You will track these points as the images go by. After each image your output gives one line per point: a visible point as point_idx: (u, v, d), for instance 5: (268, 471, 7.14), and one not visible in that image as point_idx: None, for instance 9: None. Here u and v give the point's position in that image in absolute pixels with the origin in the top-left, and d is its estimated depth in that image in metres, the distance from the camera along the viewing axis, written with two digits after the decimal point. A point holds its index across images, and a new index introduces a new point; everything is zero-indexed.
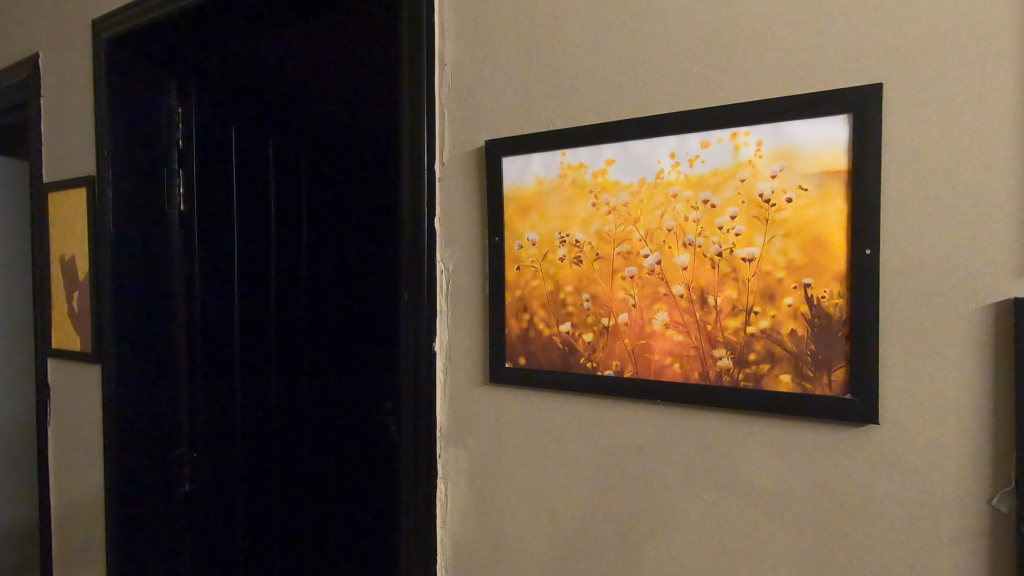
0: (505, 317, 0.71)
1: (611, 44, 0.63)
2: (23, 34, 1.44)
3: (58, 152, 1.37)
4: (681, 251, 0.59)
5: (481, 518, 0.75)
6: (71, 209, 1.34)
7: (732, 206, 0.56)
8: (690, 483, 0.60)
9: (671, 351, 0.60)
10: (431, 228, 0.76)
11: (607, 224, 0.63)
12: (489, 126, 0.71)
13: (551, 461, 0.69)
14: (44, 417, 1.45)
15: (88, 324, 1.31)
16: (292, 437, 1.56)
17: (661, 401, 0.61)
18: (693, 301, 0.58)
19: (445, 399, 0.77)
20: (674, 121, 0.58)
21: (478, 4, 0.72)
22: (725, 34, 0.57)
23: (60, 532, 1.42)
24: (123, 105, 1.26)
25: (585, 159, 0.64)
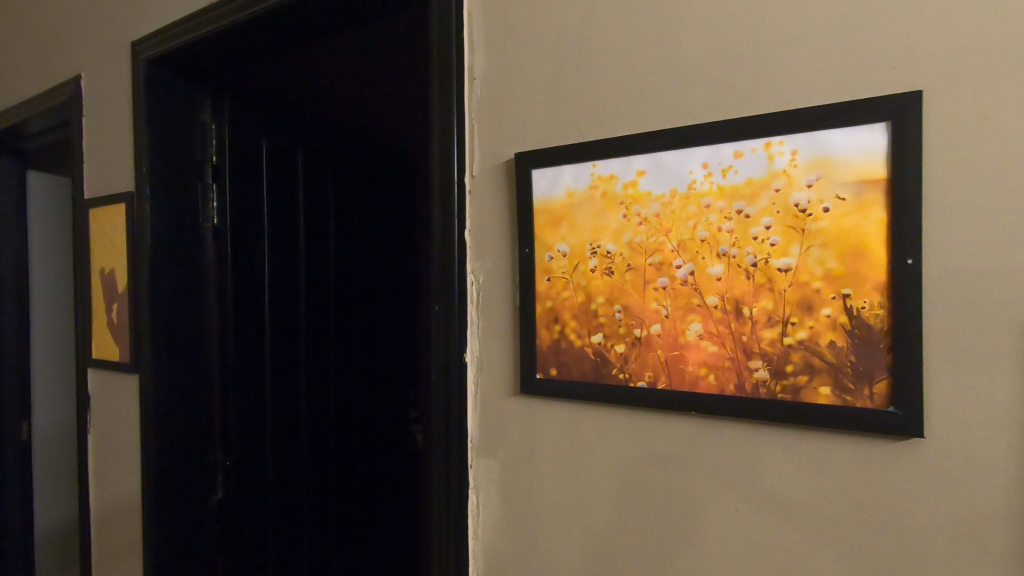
0: (536, 328, 0.71)
1: (640, 57, 0.63)
2: (66, 55, 1.50)
3: (98, 168, 1.42)
4: (714, 261, 0.58)
5: (513, 527, 0.75)
6: (111, 222, 1.39)
7: (767, 216, 0.55)
8: (725, 494, 0.60)
9: (705, 362, 0.59)
10: (462, 240, 0.77)
11: (638, 235, 0.63)
12: (518, 139, 0.72)
13: (583, 471, 0.69)
14: (84, 423, 1.49)
15: (126, 333, 1.35)
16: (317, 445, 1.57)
17: (695, 413, 0.60)
18: (727, 311, 0.58)
19: (476, 409, 0.77)
20: (707, 132, 0.58)
21: (506, 20, 0.73)
22: (756, 44, 0.57)
23: (98, 533, 1.46)
24: (162, 122, 1.30)
25: (615, 170, 0.64)
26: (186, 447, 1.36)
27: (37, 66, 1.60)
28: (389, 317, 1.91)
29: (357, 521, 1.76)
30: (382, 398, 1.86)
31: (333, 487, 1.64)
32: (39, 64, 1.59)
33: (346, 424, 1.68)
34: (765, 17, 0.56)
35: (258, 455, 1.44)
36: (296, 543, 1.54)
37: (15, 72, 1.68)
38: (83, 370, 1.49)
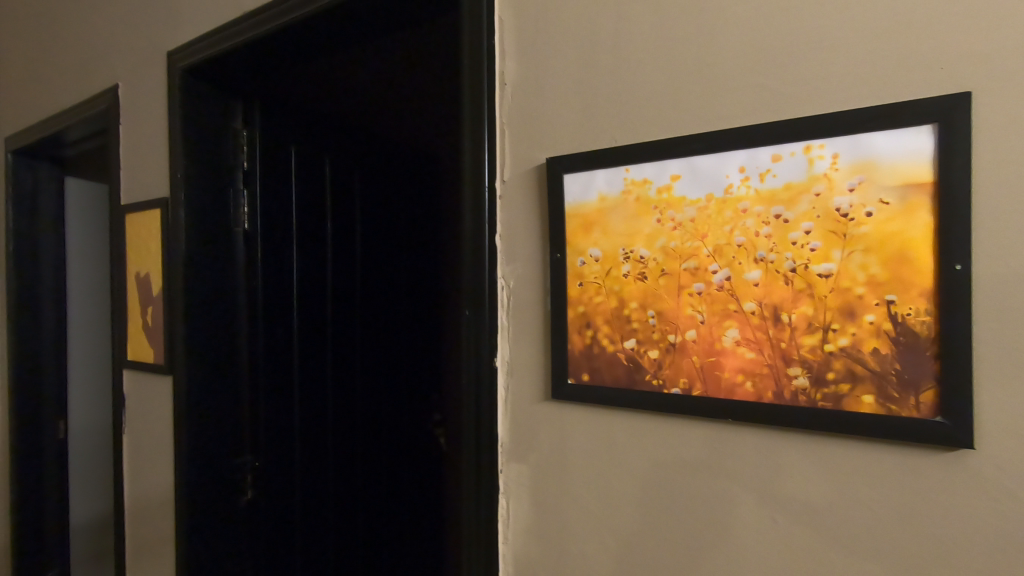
0: (568, 333, 0.71)
1: (674, 61, 0.63)
2: (104, 65, 1.55)
3: (135, 175, 1.46)
4: (752, 267, 0.57)
5: (544, 533, 0.74)
6: (147, 227, 1.42)
7: (807, 221, 0.54)
8: (763, 504, 0.59)
9: (742, 368, 0.59)
10: (493, 245, 0.77)
11: (672, 240, 0.62)
12: (550, 145, 0.72)
13: (615, 478, 0.68)
14: (120, 423, 1.53)
15: (161, 335, 1.38)
16: (345, 444, 1.59)
17: (731, 421, 0.60)
18: (765, 318, 0.57)
19: (507, 413, 0.77)
20: (744, 137, 0.58)
21: (538, 25, 0.73)
22: (794, 45, 0.56)
23: (133, 530, 1.49)
24: (196, 129, 1.33)
25: (649, 175, 0.64)
26: (215, 446, 1.38)
27: (78, 75, 1.65)
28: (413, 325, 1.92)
29: (382, 528, 1.78)
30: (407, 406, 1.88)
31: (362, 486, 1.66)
32: (79, 75, 1.64)
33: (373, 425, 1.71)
34: (804, 18, 0.55)
35: (287, 457, 1.46)
36: (324, 541, 1.55)
37: (56, 82, 1.73)
38: (121, 371, 1.52)
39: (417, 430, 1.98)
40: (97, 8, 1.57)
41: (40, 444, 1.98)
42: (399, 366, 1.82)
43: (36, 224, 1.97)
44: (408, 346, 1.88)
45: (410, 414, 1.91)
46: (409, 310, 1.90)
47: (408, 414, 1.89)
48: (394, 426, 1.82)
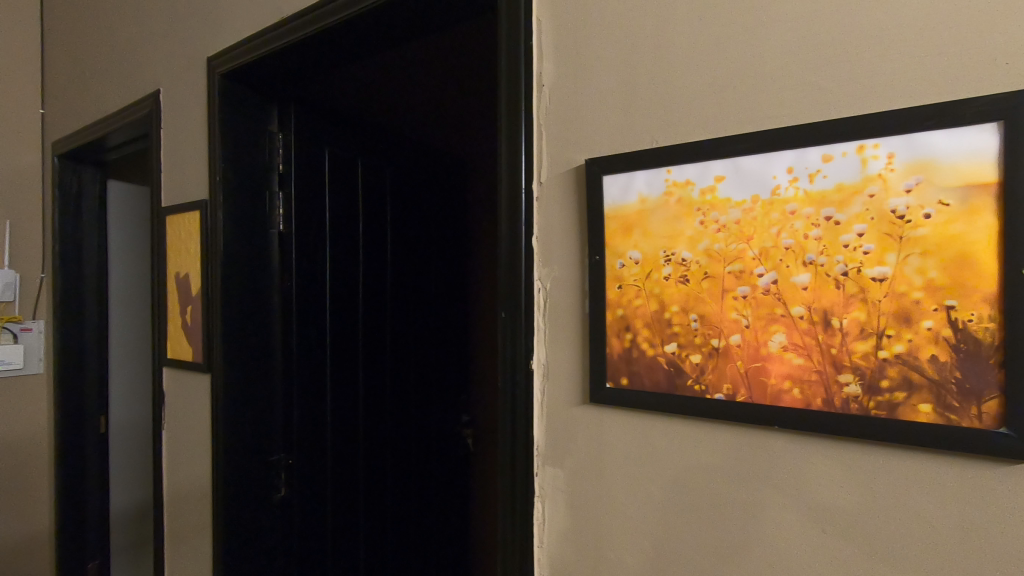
0: (606, 336, 0.70)
1: (719, 60, 0.62)
2: (146, 72, 1.59)
3: (175, 178, 1.50)
4: (801, 270, 0.56)
5: (580, 538, 0.74)
6: (186, 229, 1.45)
7: (860, 223, 0.53)
8: (811, 515, 0.57)
9: (789, 375, 0.57)
10: (529, 246, 0.77)
11: (716, 242, 0.61)
12: (588, 146, 0.72)
13: (654, 483, 0.67)
14: (160, 419, 1.57)
15: (198, 335, 1.41)
16: (373, 434, 1.66)
17: (778, 428, 0.58)
18: (814, 323, 0.55)
19: (543, 416, 0.77)
20: (794, 136, 0.56)
21: (577, 25, 0.73)
22: (847, 42, 0.54)
23: (171, 524, 1.53)
24: (235, 133, 1.35)
25: (692, 176, 0.63)
26: (249, 444, 1.39)
27: (120, 81, 1.70)
28: (437, 326, 1.99)
29: (408, 520, 1.83)
30: (431, 404, 1.95)
31: (388, 476, 1.72)
32: (122, 81, 1.69)
33: (400, 418, 1.77)
34: (859, 14, 0.54)
35: (319, 452, 1.49)
36: (353, 532, 1.59)
37: (99, 89, 1.80)
38: (159, 370, 1.57)
39: (440, 429, 2.04)
40: (138, 17, 1.62)
41: (83, 439, 2.05)
42: (423, 361, 1.89)
43: (80, 226, 2.05)
44: (432, 345, 1.96)
45: (433, 412, 1.98)
46: (434, 311, 1.97)
47: (432, 412, 1.96)
48: (418, 423, 1.88)
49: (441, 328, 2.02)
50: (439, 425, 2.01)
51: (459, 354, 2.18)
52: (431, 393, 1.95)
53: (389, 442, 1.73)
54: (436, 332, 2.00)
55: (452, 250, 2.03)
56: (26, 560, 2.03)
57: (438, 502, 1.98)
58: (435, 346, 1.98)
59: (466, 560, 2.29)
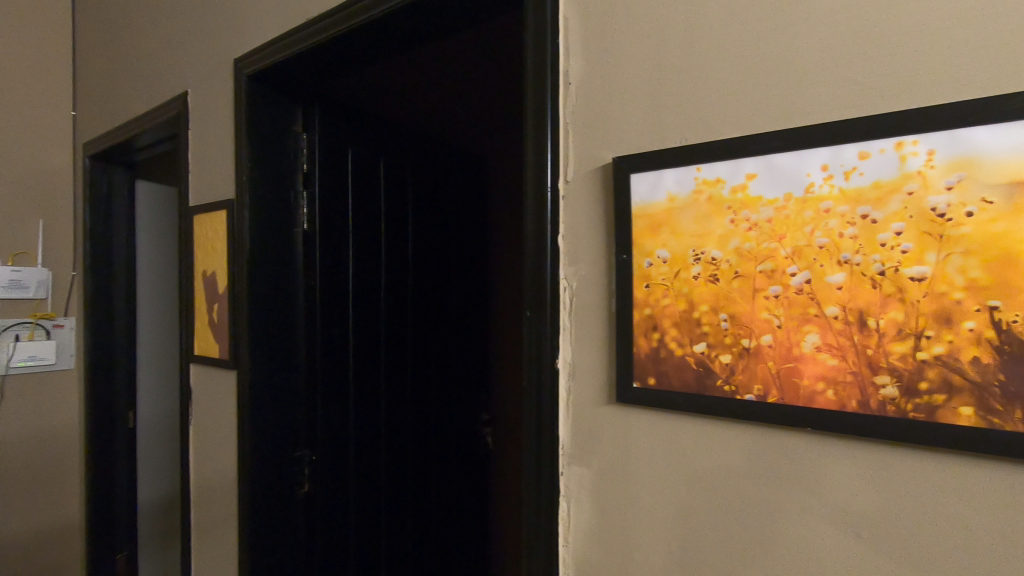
0: (633, 335, 0.69)
1: (749, 56, 0.61)
2: (175, 74, 1.62)
3: (203, 178, 1.53)
4: (835, 270, 0.55)
5: (606, 538, 0.73)
6: (212, 228, 1.48)
7: (898, 221, 0.52)
8: (844, 519, 0.56)
9: (823, 375, 0.56)
10: (555, 245, 0.76)
11: (747, 241, 0.60)
12: (615, 145, 0.71)
13: (682, 484, 0.66)
14: (187, 415, 1.60)
15: (224, 332, 1.43)
16: (395, 432, 1.68)
17: (810, 429, 0.57)
18: (849, 322, 0.54)
19: (568, 416, 0.76)
20: (828, 132, 0.55)
21: (604, 22, 0.72)
22: (882, 36, 0.53)
23: (197, 518, 1.56)
24: (261, 133, 1.37)
25: (722, 174, 0.62)
26: (274, 441, 1.40)
27: (149, 83, 1.74)
28: (458, 325, 2.00)
29: (429, 517, 1.84)
30: (451, 403, 1.96)
31: (410, 474, 1.73)
32: (151, 83, 1.73)
33: (421, 416, 1.79)
34: (896, 9, 0.53)
35: (343, 448, 1.51)
36: (376, 529, 1.61)
37: (129, 91, 1.84)
38: (187, 366, 1.60)
39: (460, 429, 2.05)
40: (168, 21, 1.65)
41: (112, 432, 2.10)
42: (444, 359, 1.91)
43: (109, 226, 2.10)
44: (453, 344, 1.97)
45: (452, 411, 2.00)
46: (455, 310, 1.98)
47: (452, 411, 1.97)
48: (439, 421, 1.90)
49: (461, 328, 2.03)
50: (459, 423, 2.03)
51: (479, 354, 2.19)
52: (451, 392, 1.96)
53: (411, 439, 1.74)
54: (457, 331, 2.01)
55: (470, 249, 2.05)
56: (57, 550, 2.08)
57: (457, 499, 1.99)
58: (456, 346, 1.99)
59: (485, 559, 2.29)
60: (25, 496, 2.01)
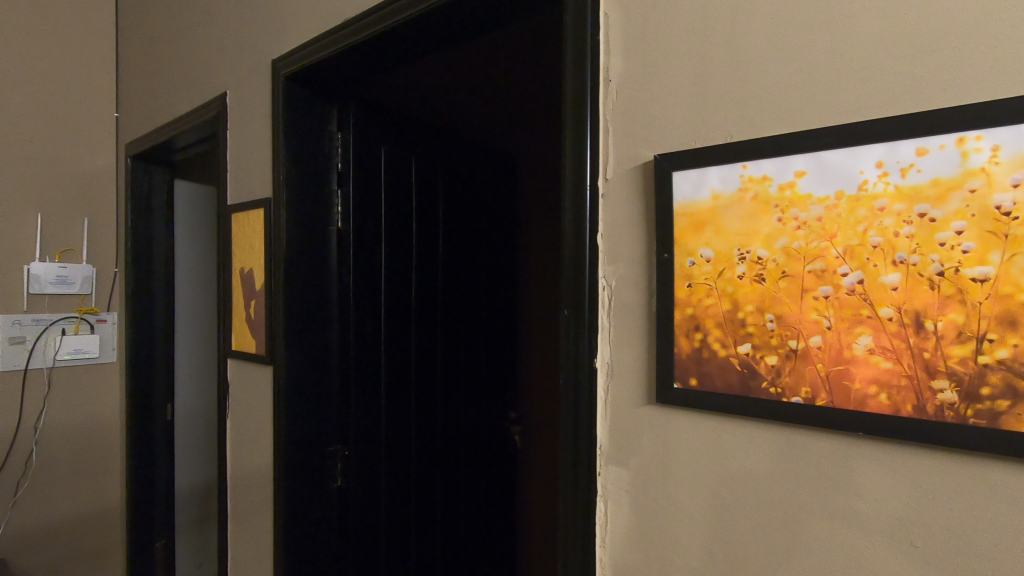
0: (674, 335, 0.68)
1: (797, 52, 0.60)
2: (215, 76, 1.66)
3: (241, 178, 1.56)
4: (890, 270, 0.53)
5: (644, 540, 0.72)
6: (250, 227, 1.51)
7: (959, 220, 0.50)
8: (897, 527, 0.54)
9: (875, 379, 0.55)
10: (593, 243, 0.76)
11: (795, 240, 0.59)
12: (656, 143, 0.70)
13: (724, 486, 0.65)
14: (224, 409, 1.63)
15: (260, 328, 1.46)
16: (425, 430, 1.70)
17: (860, 433, 0.56)
18: (904, 324, 0.53)
19: (606, 416, 0.76)
20: (883, 129, 0.53)
21: (645, 18, 0.72)
22: (939, 29, 0.52)
23: (234, 509, 1.59)
24: (297, 132, 1.39)
25: (770, 171, 0.61)
26: (309, 436, 1.42)
27: (189, 85, 1.78)
28: (487, 324, 2.01)
29: (456, 515, 1.85)
30: (479, 401, 1.97)
31: (438, 470, 1.75)
32: (191, 86, 1.77)
33: (450, 414, 1.80)
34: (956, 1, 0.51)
35: (373, 444, 1.52)
36: (405, 525, 1.63)
37: (168, 93, 1.89)
38: (224, 362, 1.64)
39: (489, 426, 2.06)
40: (208, 25, 1.69)
41: (151, 424, 2.17)
42: (473, 357, 1.92)
43: (150, 223, 2.16)
44: (482, 343, 1.97)
45: (482, 410, 2.00)
46: (484, 309, 1.99)
47: (481, 409, 1.98)
48: (467, 419, 1.90)
49: (490, 326, 2.04)
50: (487, 422, 2.04)
51: (507, 352, 2.20)
52: (479, 390, 1.97)
53: (441, 437, 1.76)
54: (486, 330, 2.01)
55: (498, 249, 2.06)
56: (99, 537, 2.15)
57: (483, 497, 2.00)
58: (485, 344, 2.00)
59: (512, 557, 2.30)
60: (70, 483, 2.08)
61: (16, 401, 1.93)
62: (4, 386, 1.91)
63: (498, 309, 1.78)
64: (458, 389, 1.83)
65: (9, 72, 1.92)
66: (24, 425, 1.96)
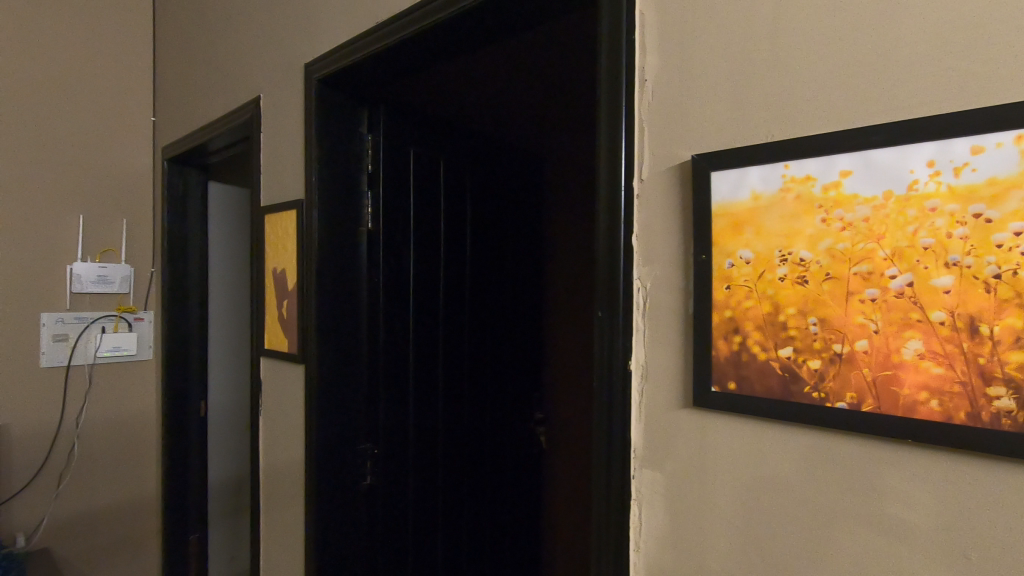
0: (712, 338, 0.67)
1: (840, 51, 0.58)
2: (249, 81, 1.70)
3: (274, 180, 1.59)
4: (942, 272, 0.52)
5: (680, 545, 0.71)
6: (283, 227, 1.53)
7: (1017, 220, 0.48)
8: (948, 538, 0.52)
9: (926, 385, 0.53)
10: (628, 244, 0.75)
11: (841, 241, 0.58)
12: (693, 143, 0.69)
13: (764, 492, 0.63)
14: (258, 405, 1.67)
15: (293, 328, 1.48)
16: (455, 427, 1.71)
17: (909, 441, 0.54)
18: (958, 329, 0.51)
19: (641, 419, 0.75)
20: (934, 127, 0.52)
21: (682, 17, 0.71)
22: (992, 26, 0.50)
23: (267, 504, 1.62)
24: (329, 134, 1.41)
25: (814, 171, 0.59)
26: (340, 433, 1.43)
27: (224, 89, 1.82)
28: (514, 323, 2.02)
29: (483, 513, 1.86)
30: (506, 400, 1.97)
31: (465, 467, 1.76)
32: (226, 90, 1.82)
33: (478, 411, 1.81)
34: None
35: (402, 441, 1.54)
36: (433, 520, 1.64)
37: (204, 98, 1.94)
38: (257, 360, 1.67)
39: (516, 427, 2.06)
40: (243, 31, 1.73)
41: (186, 420, 2.23)
42: (501, 355, 1.92)
43: (185, 225, 2.22)
44: (509, 343, 1.98)
45: (509, 409, 2.00)
46: (512, 308, 1.99)
47: (508, 409, 1.99)
48: (494, 417, 1.91)
49: (518, 326, 2.04)
50: (514, 420, 2.04)
51: (534, 353, 2.20)
52: (506, 389, 1.97)
53: (469, 434, 1.77)
54: (514, 329, 2.02)
55: (523, 249, 2.07)
56: (137, 529, 2.22)
57: (509, 497, 2.01)
58: (512, 342, 2.00)
59: (539, 555, 2.31)
60: (109, 477, 2.15)
61: (59, 396, 2.00)
62: (48, 383, 1.98)
63: (523, 307, 1.79)
64: (485, 387, 1.84)
65: (53, 80, 1.99)
66: (66, 419, 2.03)
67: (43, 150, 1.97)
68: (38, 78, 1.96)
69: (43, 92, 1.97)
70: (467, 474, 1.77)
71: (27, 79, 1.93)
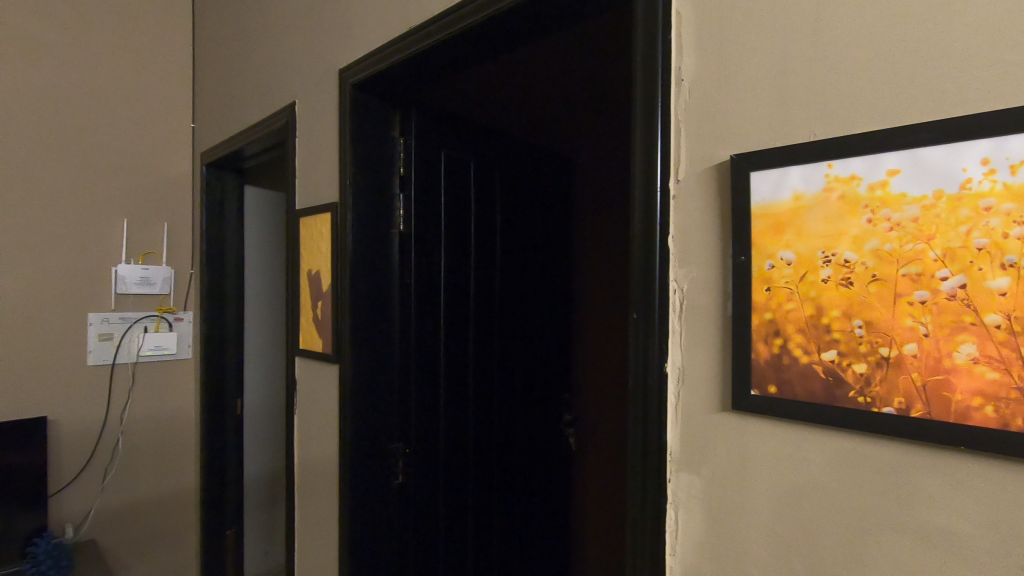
0: (752, 340, 0.66)
1: (884, 47, 0.57)
2: (284, 87, 1.74)
3: (309, 183, 1.62)
4: (997, 273, 0.50)
5: (718, 551, 0.70)
6: (317, 230, 1.56)
7: None
8: (1005, 549, 0.50)
9: (980, 390, 0.51)
10: (664, 245, 0.75)
11: (888, 242, 0.56)
12: (731, 143, 0.68)
13: (807, 498, 0.62)
14: (293, 404, 1.70)
15: (327, 328, 1.51)
16: (485, 427, 1.72)
17: (961, 448, 0.52)
18: (1016, 333, 0.49)
19: (677, 421, 0.74)
20: (988, 124, 0.50)
21: (719, 17, 0.70)
22: None
23: (301, 501, 1.65)
24: (363, 138, 1.43)
25: (859, 171, 0.58)
26: (373, 431, 1.45)
27: (261, 95, 1.87)
28: (544, 324, 2.02)
29: (513, 512, 1.86)
30: (536, 400, 1.98)
31: (495, 466, 1.76)
32: (262, 96, 1.86)
33: (507, 411, 1.81)
34: None
35: (432, 439, 1.56)
36: (463, 518, 1.66)
37: (241, 104, 1.99)
38: (292, 360, 1.71)
39: (545, 428, 2.06)
40: (279, 39, 1.77)
41: (223, 417, 2.29)
42: (530, 356, 1.92)
43: (223, 228, 2.29)
44: (540, 345, 1.98)
45: (539, 409, 2.00)
46: (542, 309, 2.00)
47: (537, 410, 1.99)
48: (524, 417, 1.91)
49: (548, 327, 2.05)
50: (543, 421, 2.03)
51: (564, 353, 2.20)
52: (536, 389, 1.97)
53: (499, 433, 1.78)
54: (544, 329, 2.02)
55: (552, 250, 2.07)
56: (177, 522, 2.29)
57: (538, 498, 2.01)
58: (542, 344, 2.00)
59: (567, 555, 2.31)
60: (151, 471, 2.23)
61: (104, 393, 2.08)
62: (94, 380, 2.06)
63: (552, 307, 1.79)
64: (515, 387, 1.84)
65: (99, 89, 2.07)
66: (111, 415, 2.11)
67: (90, 156, 2.05)
68: (85, 88, 2.04)
69: (90, 100, 2.05)
70: (496, 473, 1.78)
71: (75, 88, 2.02)
